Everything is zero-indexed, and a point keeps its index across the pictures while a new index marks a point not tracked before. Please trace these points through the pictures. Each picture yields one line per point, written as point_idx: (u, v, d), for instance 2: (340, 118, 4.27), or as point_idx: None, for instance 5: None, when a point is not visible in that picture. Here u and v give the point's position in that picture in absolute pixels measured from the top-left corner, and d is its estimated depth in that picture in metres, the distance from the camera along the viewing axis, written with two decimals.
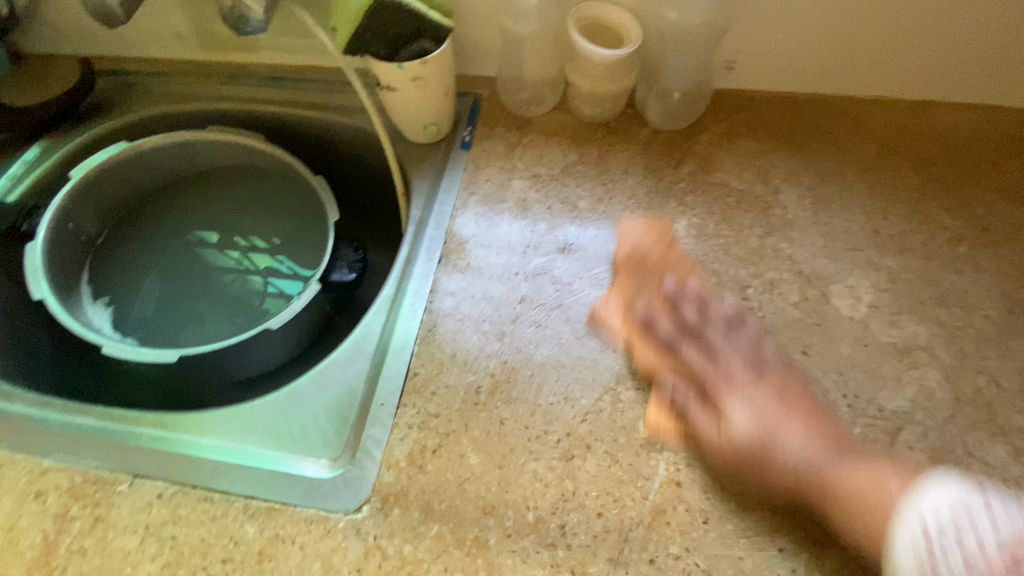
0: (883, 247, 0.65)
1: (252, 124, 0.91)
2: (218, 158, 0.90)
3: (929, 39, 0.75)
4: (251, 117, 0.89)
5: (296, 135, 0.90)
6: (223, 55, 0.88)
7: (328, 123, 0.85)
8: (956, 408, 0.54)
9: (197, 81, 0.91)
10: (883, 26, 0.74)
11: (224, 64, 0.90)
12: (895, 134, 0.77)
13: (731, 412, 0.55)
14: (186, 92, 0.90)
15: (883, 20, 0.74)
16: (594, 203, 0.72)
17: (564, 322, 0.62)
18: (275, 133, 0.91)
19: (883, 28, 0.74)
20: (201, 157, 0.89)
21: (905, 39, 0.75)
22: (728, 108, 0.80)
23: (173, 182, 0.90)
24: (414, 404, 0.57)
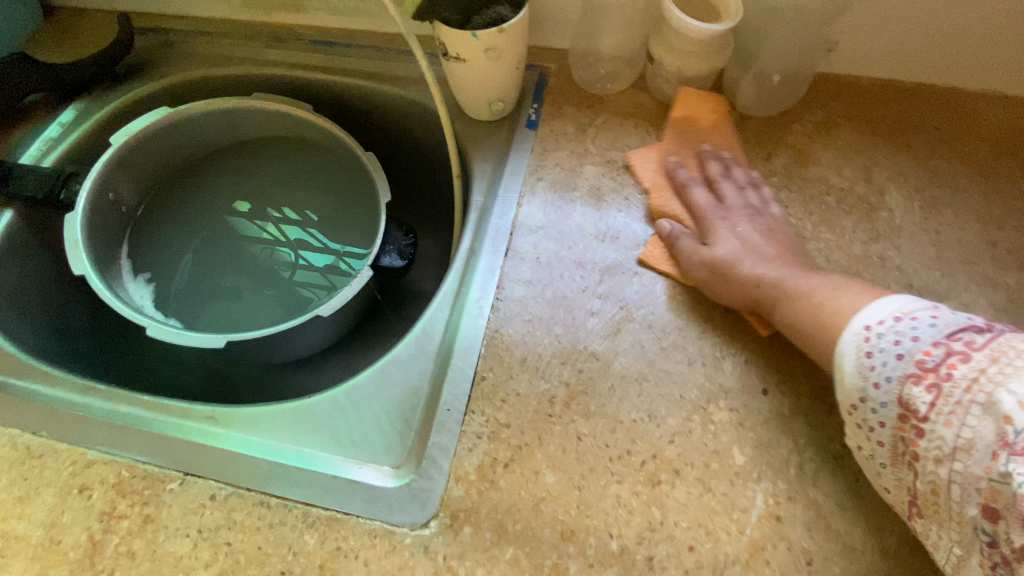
0: (1003, 261, 0.59)
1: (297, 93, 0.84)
2: (261, 128, 0.84)
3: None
4: (297, 85, 0.83)
5: (343, 105, 0.82)
6: (270, 16, 0.82)
7: (380, 94, 0.77)
8: None
9: (239, 44, 0.84)
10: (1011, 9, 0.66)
11: (269, 27, 0.84)
12: (1009, 134, 0.69)
13: (835, 441, 0.49)
14: (228, 56, 0.84)
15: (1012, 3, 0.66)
16: (676, 196, 0.66)
17: (644, 328, 0.57)
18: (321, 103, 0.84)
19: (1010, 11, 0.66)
20: (243, 126, 0.83)
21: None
22: (825, 94, 0.72)
23: (213, 151, 0.85)
24: (482, 412, 0.53)
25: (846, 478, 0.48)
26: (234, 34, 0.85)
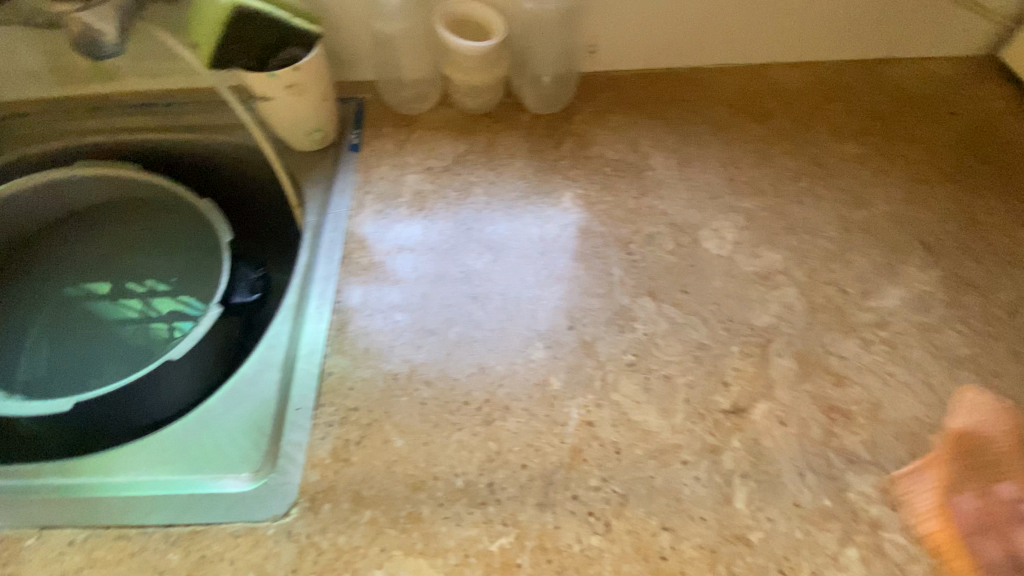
0: (739, 191, 0.74)
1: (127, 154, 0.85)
2: (92, 195, 0.84)
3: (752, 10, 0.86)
4: (124, 147, 0.84)
5: (177, 161, 0.85)
6: (83, 87, 0.83)
7: (210, 145, 0.83)
8: (812, 315, 0.62)
9: (56, 117, 0.84)
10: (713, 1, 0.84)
11: (85, 97, 0.84)
12: (739, 95, 0.87)
13: (628, 352, 0.61)
14: (45, 131, 0.84)
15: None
16: (487, 187, 0.76)
17: (470, 300, 0.64)
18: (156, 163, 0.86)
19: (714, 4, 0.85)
20: (72, 196, 0.84)
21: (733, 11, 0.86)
22: (597, 88, 0.88)
23: (44, 225, 0.84)
24: (331, 402, 0.57)
25: (638, 378, 0.59)
26: (47, 109, 0.84)
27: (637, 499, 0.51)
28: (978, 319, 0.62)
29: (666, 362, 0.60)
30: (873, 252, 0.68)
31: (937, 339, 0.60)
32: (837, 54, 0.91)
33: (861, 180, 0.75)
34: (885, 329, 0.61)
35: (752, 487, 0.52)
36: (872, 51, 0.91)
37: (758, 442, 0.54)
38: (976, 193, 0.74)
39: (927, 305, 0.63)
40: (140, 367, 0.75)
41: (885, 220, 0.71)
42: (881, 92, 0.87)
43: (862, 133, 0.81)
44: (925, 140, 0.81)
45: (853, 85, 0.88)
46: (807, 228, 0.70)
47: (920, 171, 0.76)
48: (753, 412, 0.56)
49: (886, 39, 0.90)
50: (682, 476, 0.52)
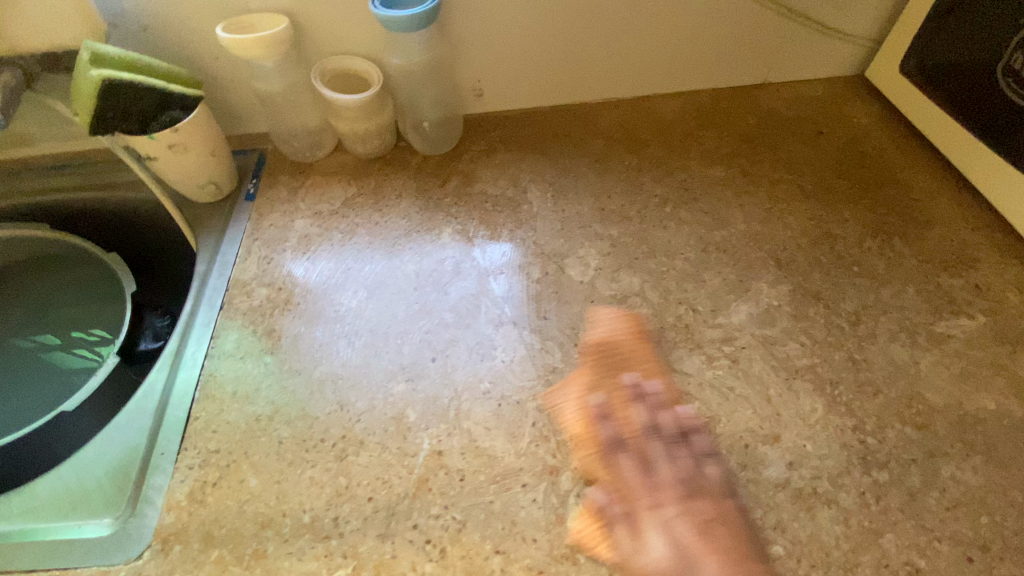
0: (607, 220, 0.79)
1: (47, 215, 0.88)
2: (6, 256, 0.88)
3: (626, 43, 0.89)
4: (43, 210, 0.87)
5: (92, 218, 0.89)
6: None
7: (125, 204, 0.87)
8: (661, 334, 0.66)
9: None
10: (587, 37, 0.88)
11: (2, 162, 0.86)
12: (618, 128, 0.92)
13: (485, 380, 0.63)
14: None
15: (585, 35, 0.87)
16: (372, 226, 0.79)
17: (340, 338, 0.67)
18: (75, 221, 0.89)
19: (588, 39, 0.88)
20: None
21: (608, 45, 0.89)
22: (486, 128, 0.93)
23: None
24: (194, 446, 0.60)
25: (491, 404, 0.61)
26: None
27: (474, 524, 0.53)
28: (822, 329, 0.65)
29: (520, 387, 0.63)
30: (726, 271, 0.71)
31: (778, 351, 0.63)
32: (713, 82, 0.97)
33: (723, 202, 0.79)
34: (730, 344, 0.64)
35: (586, 506, 0.54)
36: (746, 76, 0.96)
37: (595, 461, 0.57)
38: (832, 209, 0.78)
39: (773, 318, 0.66)
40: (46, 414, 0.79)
41: (742, 239, 0.75)
42: (754, 116, 0.92)
43: (730, 157, 0.85)
44: (790, 160, 0.85)
45: (728, 111, 0.93)
46: (666, 249, 0.75)
47: (780, 190, 0.80)
48: (596, 431, 0.59)
49: (757, 65, 0.95)
50: (519, 499, 0.55)
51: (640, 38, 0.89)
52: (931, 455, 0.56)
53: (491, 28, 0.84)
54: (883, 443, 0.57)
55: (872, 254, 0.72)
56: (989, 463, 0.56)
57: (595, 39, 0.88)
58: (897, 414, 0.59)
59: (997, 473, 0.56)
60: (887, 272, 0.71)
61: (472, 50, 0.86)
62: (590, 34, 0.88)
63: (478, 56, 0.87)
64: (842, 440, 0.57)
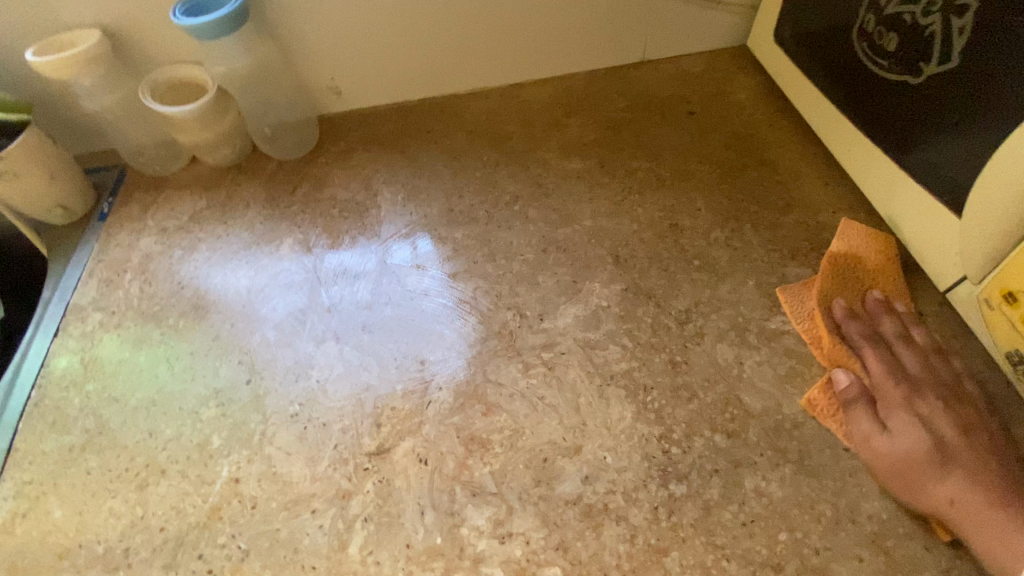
0: (454, 222, 0.76)
1: None
2: None
3: (481, 27, 0.84)
4: None
5: None
6: None
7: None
8: (483, 344, 0.64)
9: None
10: (437, 23, 0.83)
11: None
12: (483, 120, 0.87)
13: (294, 402, 0.61)
14: None
15: (433, 21, 0.83)
16: (216, 242, 0.78)
17: (161, 362, 0.67)
18: None
19: (439, 26, 0.83)
20: None
21: (462, 31, 0.84)
22: (346, 128, 0.89)
23: None
24: (8, 478, 0.61)
25: (296, 427, 0.59)
26: None
27: (257, 554, 0.52)
28: (647, 332, 0.62)
29: (329, 408, 0.60)
30: (561, 272, 0.68)
31: (596, 357, 0.61)
32: (588, 63, 0.91)
33: (574, 197, 0.76)
34: (549, 351, 0.62)
35: (370, 531, 0.52)
36: (622, 54, 0.90)
37: (389, 483, 0.55)
38: (685, 196, 0.73)
39: (598, 321, 0.63)
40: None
41: (584, 236, 0.71)
42: (625, 98, 0.87)
43: (590, 146, 0.81)
44: (655, 145, 0.80)
45: (601, 94, 0.88)
46: (507, 252, 0.72)
47: (636, 180, 0.76)
48: (395, 451, 0.57)
49: (631, 42, 0.89)
50: (306, 526, 0.53)
51: (495, 21, 0.84)
52: (736, 465, 0.53)
53: (329, 22, 0.79)
54: (687, 453, 0.54)
55: (718, 245, 0.68)
56: (799, 472, 0.52)
57: (445, 24, 0.83)
58: (711, 420, 0.55)
59: (806, 483, 0.52)
60: (731, 264, 0.66)
61: (315, 47, 0.82)
62: (439, 19, 0.82)
63: (323, 53, 0.83)
64: (645, 451, 0.54)
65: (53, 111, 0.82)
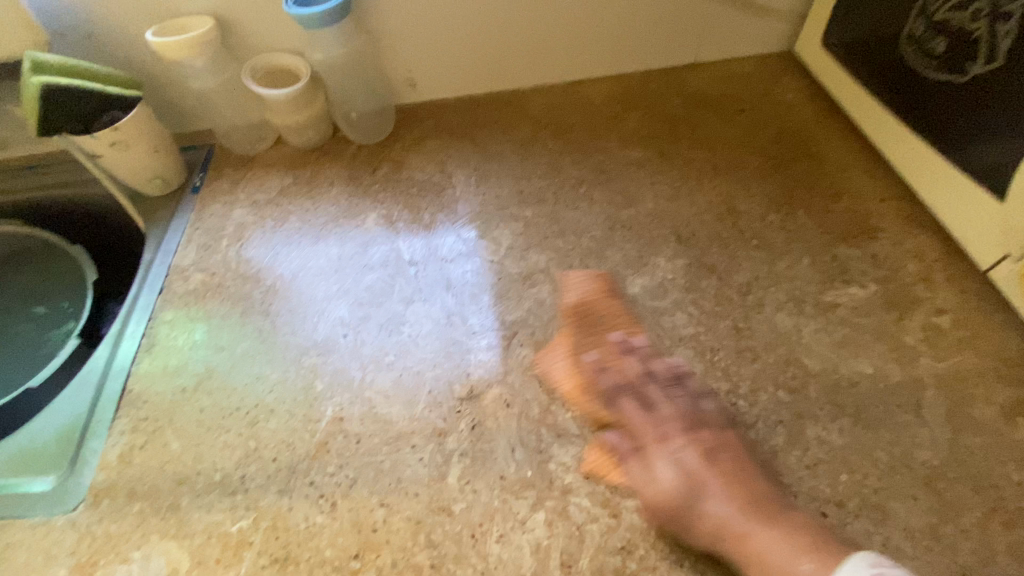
0: (524, 202, 0.82)
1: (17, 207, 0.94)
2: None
3: (550, 28, 0.92)
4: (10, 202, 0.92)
5: (61, 215, 0.96)
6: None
7: (86, 197, 0.93)
8: (558, 307, 0.69)
9: None
10: (511, 22, 0.90)
11: None
12: (546, 113, 0.95)
13: (389, 353, 0.68)
14: None
15: (506, 19, 0.90)
16: (305, 214, 0.86)
17: (262, 316, 0.73)
18: (47, 215, 0.96)
19: (512, 25, 0.91)
20: None
21: (533, 31, 0.92)
22: (419, 117, 0.96)
23: None
24: (127, 414, 0.67)
25: (392, 375, 0.65)
26: None
27: (364, 481, 0.58)
28: (711, 301, 0.68)
29: (421, 359, 0.66)
30: (628, 248, 0.75)
31: (665, 321, 0.66)
32: (642, 64, 0.98)
33: (635, 182, 0.82)
34: (621, 315, 0.67)
35: (467, 464, 0.58)
36: (676, 57, 0.98)
37: (481, 424, 0.61)
38: (741, 184, 0.80)
39: (665, 290, 0.69)
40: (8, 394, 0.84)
41: (648, 217, 0.78)
42: (679, 97, 0.94)
43: (648, 138, 0.88)
44: (708, 139, 0.86)
45: (655, 92, 0.95)
46: (575, 229, 0.78)
47: (693, 168, 0.82)
48: (484, 397, 0.62)
49: (685, 45, 0.96)
50: (407, 458, 0.59)
51: (563, 22, 0.91)
52: (798, 417, 0.58)
53: (414, 17, 0.87)
54: (753, 406, 0.59)
55: (773, 227, 0.74)
56: (856, 424, 0.58)
57: (518, 23, 0.90)
58: (773, 378, 0.61)
59: (863, 434, 0.57)
60: (785, 244, 0.73)
61: (398, 40, 0.89)
62: (513, 18, 0.90)
63: (405, 45, 0.90)
64: (714, 402, 0.60)
65: (157, 91, 0.90)
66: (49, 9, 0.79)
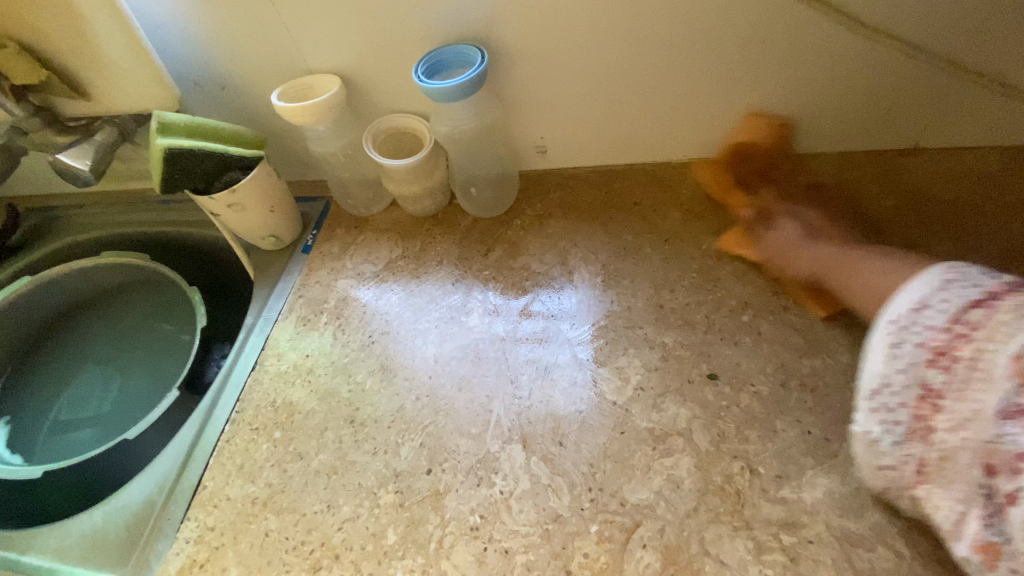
0: (664, 322, 0.65)
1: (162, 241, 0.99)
2: (131, 276, 1.01)
3: (726, 97, 0.73)
4: (158, 236, 0.99)
5: (195, 252, 0.99)
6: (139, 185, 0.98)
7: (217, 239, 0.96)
8: (700, 498, 0.52)
9: (121, 210, 1.00)
10: (677, 87, 0.73)
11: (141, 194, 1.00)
12: (702, 199, 0.76)
13: (475, 513, 0.55)
14: (111, 222, 1.00)
15: (673, 83, 0.72)
16: (407, 292, 0.76)
17: (346, 423, 0.65)
18: (184, 251, 0.99)
19: (677, 91, 0.73)
20: (116, 277, 1.01)
21: (702, 99, 0.74)
22: (547, 189, 0.83)
23: (98, 297, 1.02)
24: (196, 517, 0.62)
25: (475, 548, 0.53)
26: (120, 202, 1.01)
27: None
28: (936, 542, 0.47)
29: (512, 532, 0.53)
30: (808, 422, 0.54)
31: (860, 560, 0.47)
32: (841, 143, 0.76)
33: (823, 318, 0.61)
34: (791, 533, 0.49)
35: None
36: (890, 139, 0.74)
37: None
38: None
39: (862, 508, 0.49)
40: (104, 440, 0.85)
41: (841, 377, 0.57)
42: (891, 196, 0.71)
43: None
44: None
45: (856, 187, 0.73)
46: (734, 376, 0.59)
47: None
48: None
49: (907, 125, 0.72)
50: None
51: (743, 92, 0.72)
52: None
53: (557, 81, 0.73)
54: None
55: None
56: None
57: (685, 91, 0.73)
58: None
59: None
60: None
61: (535, 105, 0.76)
62: (679, 85, 0.72)
63: (542, 111, 0.77)
64: None
65: (281, 142, 0.87)
66: (190, 65, 0.78)
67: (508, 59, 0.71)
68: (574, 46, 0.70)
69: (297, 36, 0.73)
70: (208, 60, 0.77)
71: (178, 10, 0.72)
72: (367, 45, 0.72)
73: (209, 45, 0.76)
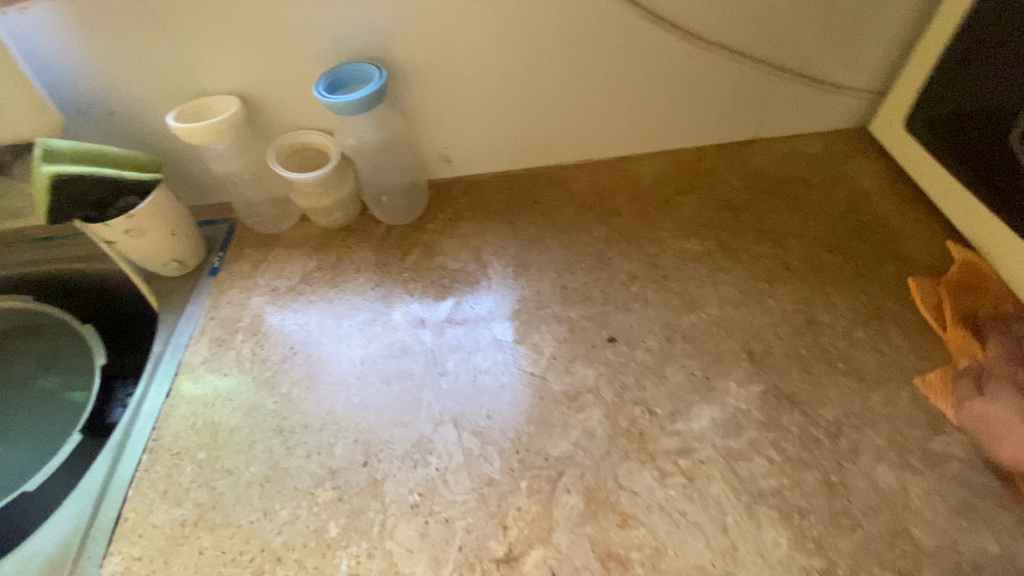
0: (568, 300, 0.73)
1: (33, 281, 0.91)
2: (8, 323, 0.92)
3: (601, 104, 0.84)
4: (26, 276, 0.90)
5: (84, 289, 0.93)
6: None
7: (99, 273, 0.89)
8: (611, 443, 0.59)
9: None
10: (560, 94, 0.82)
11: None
12: (591, 193, 0.86)
13: (414, 492, 0.59)
14: None
15: (556, 91, 0.82)
16: (327, 301, 0.78)
17: (275, 433, 0.65)
18: (67, 289, 0.92)
19: (559, 99, 0.83)
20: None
21: (582, 107, 0.84)
22: (453, 195, 0.89)
23: None
24: (118, 552, 0.59)
25: (417, 523, 0.57)
26: None
27: None
28: (794, 443, 0.58)
29: (450, 502, 0.57)
30: (691, 365, 0.64)
31: (741, 469, 0.56)
32: (697, 139, 0.90)
33: (696, 281, 0.72)
34: (687, 457, 0.58)
35: None
36: (734, 133, 0.90)
37: None
38: (819, 290, 0.70)
39: (738, 427, 0.59)
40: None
41: (713, 326, 0.67)
42: (739, 179, 0.85)
43: (708, 227, 0.78)
44: (774, 231, 0.77)
45: (712, 174, 0.86)
46: (630, 338, 0.68)
47: (762, 268, 0.73)
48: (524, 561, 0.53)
49: (744, 121, 0.88)
50: None
51: (614, 99, 0.83)
52: None
53: (452, 96, 0.80)
54: None
55: (860, 347, 0.64)
56: None
57: (566, 100, 0.83)
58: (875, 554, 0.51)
59: None
60: (877, 371, 0.62)
61: (434, 118, 0.83)
62: (560, 96, 0.82)
63: (442, 123, 0.84)
64: None
65: (179, 166, 0.86)
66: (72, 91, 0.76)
67: (405, 75, 0.77)
68: (464, 64, 0.77)
69: (190, 60, 0.73)
70: (92, 85, 0.75)
71: (54, 36, 0.70)
72: (264, 66, 0.74)
73: (93, 71, 0.74)
